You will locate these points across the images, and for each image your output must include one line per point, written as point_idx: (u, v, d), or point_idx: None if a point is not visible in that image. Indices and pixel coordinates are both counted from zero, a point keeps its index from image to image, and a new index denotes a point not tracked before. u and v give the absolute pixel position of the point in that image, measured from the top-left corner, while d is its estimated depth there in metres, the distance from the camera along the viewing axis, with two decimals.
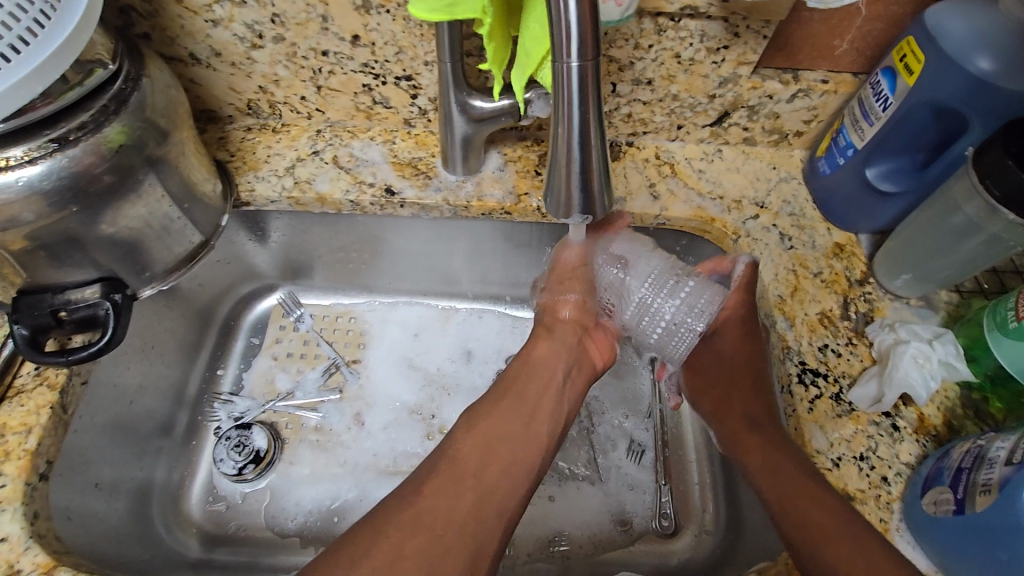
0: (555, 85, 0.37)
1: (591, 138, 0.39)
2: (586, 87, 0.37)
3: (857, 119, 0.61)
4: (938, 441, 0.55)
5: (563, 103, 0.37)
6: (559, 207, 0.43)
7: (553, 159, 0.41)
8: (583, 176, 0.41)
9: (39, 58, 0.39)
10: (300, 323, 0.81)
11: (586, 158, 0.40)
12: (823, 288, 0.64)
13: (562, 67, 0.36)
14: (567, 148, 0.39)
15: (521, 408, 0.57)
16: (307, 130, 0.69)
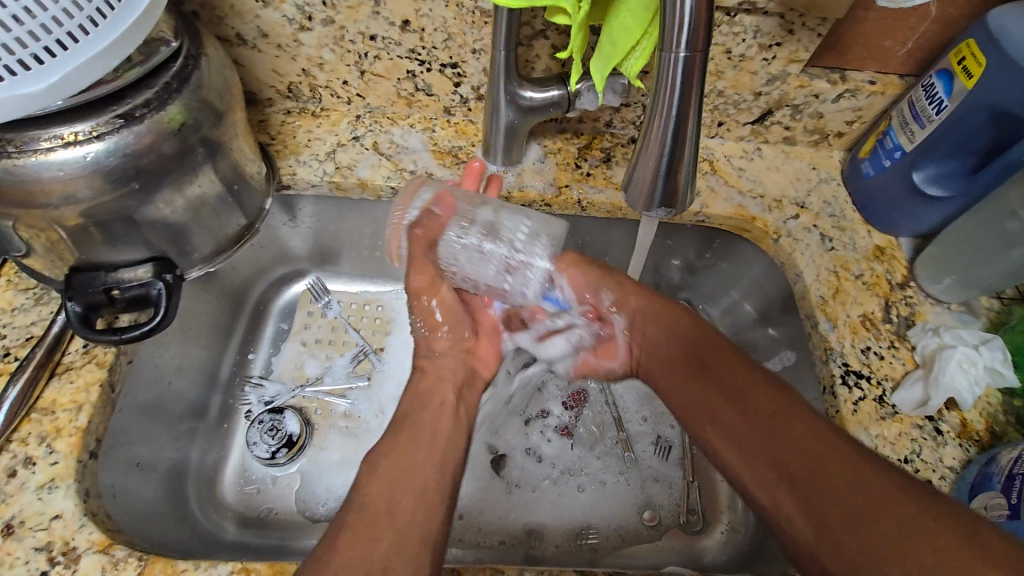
0: (655, 75, 0.36)
1: (686, 133, 0.38)
2: (690, 80, 0.36)
3: (906, 121, 0.60)
4: (980, 447, 0.55)
5: (662, 93, 0.37)
6: (637, 200, 0.43)
7: (640, 149, 0.40)
8: (670, 172, 0.40)
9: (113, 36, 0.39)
10: (328, 310, 0.81)
11: (677, 153, 0.39)
12: (865, 290, 0.63)
13: (666, 57, 0.35)
14: (660, 142, 0.38)
15: (422, 427, 0.55)
16: (346, 116, 0.68)
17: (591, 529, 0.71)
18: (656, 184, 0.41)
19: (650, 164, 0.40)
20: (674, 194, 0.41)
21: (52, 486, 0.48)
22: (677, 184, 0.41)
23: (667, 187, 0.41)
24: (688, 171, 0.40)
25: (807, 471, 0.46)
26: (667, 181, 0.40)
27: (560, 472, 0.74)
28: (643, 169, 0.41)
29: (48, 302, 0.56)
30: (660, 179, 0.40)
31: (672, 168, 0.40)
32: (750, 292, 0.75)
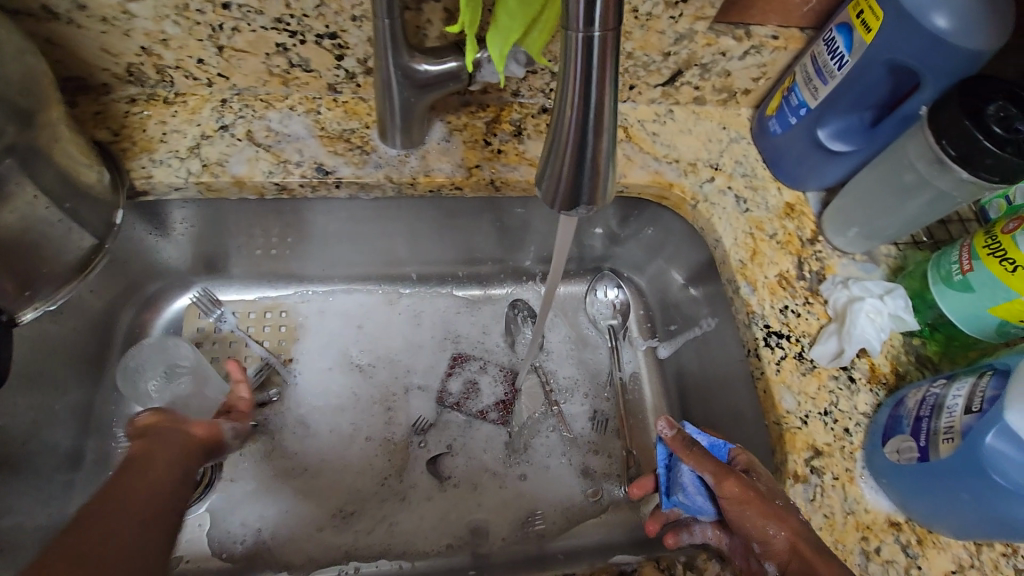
0: (562, 56, 0.32)
1: (604, 119, 0.34)
2: (603, 60, 0.32)
3: (809, 77, 0.60)
4: (888, 389, 0.58)
5: (573, 75, 0.32)
6: (555, 201, 0.38)
7: (552, 139, 0.36)
8: (590, 167, 0.36)
9: None
10: (222, 323, 0.72)
11: (595, 144, 0.35)
12: (779, 249, 0.64)
13: (573, 37, 0.31)
14: (573, 131, 0.34)
15: (148, 470, 0.47)
16: (209, 100, 0.58)
17: (535, 517, 0.70)
18: (575, 181, 0.36)
19: (565, 157, 0.36)
20: (596, 191, 0.37)
21: None
22: (599, 180, 0.36)
23: (586, 186, 0.37)
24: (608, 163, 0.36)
25: None
26: (588, 177, 0.36)
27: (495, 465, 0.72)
28: (559, 163, 0.36)
29: None
30: (578, 175, 0.36)
31: (590, 161, 0.35)
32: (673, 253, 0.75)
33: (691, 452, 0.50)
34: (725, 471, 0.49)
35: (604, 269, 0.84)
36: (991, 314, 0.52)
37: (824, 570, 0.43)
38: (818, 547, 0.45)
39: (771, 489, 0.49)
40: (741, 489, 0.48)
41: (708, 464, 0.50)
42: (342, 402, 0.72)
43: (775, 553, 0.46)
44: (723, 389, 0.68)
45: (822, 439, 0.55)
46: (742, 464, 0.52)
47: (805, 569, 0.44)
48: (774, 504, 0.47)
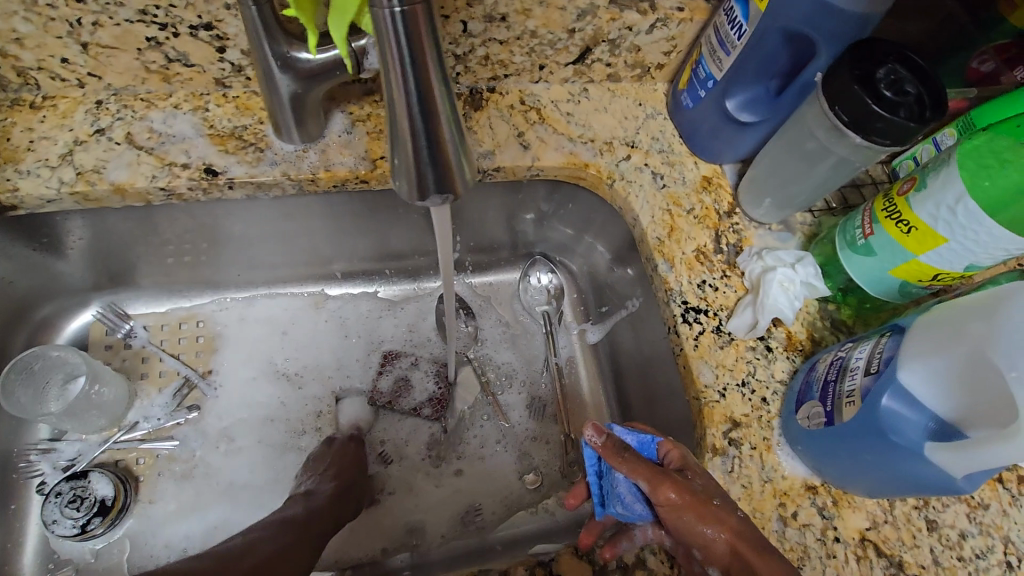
0: (377, 36, 0.32)
1: (436, 100, 0.35)
2: (417, 40, 0.32)
3: (714, 48, 0.59)
4: (804, 355, 0.59)
5: (392, 61, 0.33)
6: (410, 193, 0.39)
7: (393, 128, 0.36)
8: (433, 152, 0.36)
9: None
10: (132, 338, 0.69)
11: (432, 128, 0.35)
12: (696, 224, 0.64)
13: (380, 14, 0.31)
14: (407, 117, 0.35)
15: None
16: (82, 102, 0.54)
17: (473, 510, 0.70)
18: (422, 168, 0.37)
19: (407, 146, 0.36)
20: (447, 177, 0.38)
21: None
22: (447, 165, 0.37)
23: (435, 173, 0.37)
24: (452, 146, 0.37)
25: None
26: (435, 163, 0.37)
27: (430, 462, 0.72)
28: (403, 152, 0.37)
29: None
30: (424, 162, 0.36)
31: (433, 146, 0.36)
32: (599, 233, 0.75)
33: (623, 458, 0.49)
34: (657, 476, 0.48)
35: (536, 254, 0.83)
36: (892, 276, 0.54)
37: (765, 573, 0.43)
38: (760, 547, 0.45)
39: (706, 488, 0.48)
40: (677, 493, 0.47)
41: (641, 469, 0.49)
42: (270, 412, 0.70)
43: (716, 557, 0.46)
44: (651, 367, 0.69)
45: (740, 410, 0.56)
46: (677, 462, 0.51)
47: (748, 572, 0.44)
48: (710, 504, 0.46)
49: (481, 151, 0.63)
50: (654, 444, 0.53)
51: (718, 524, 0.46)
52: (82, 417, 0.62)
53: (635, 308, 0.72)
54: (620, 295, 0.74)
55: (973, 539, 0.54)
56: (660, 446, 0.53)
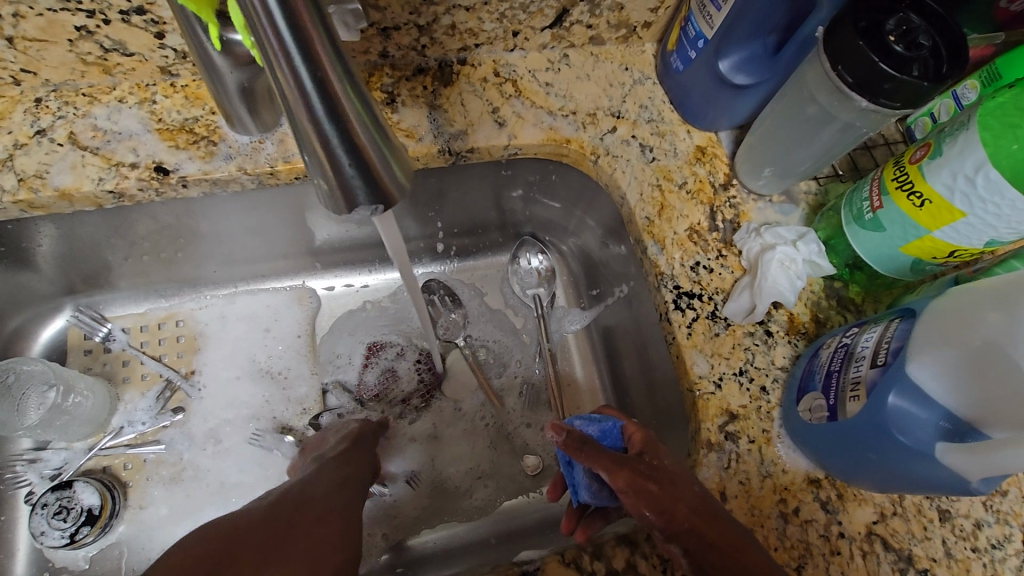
0: (257, 34, 0.30)
1: (339, 92, 0.32)
2: (302, 30, 0.30)
3: (704, 3, 0.53)
4: (807, 339, 0.55)
5: (278, 60, 0.30)
6: (340, 207, 0.36)
7: (301, 137, 0.34)
8: (352, 152, 0.33)
9: None
10: (112, 341, 0.67)
11: (345, 128, 0.33)
12: (689, 200, 0.59)
13: (254, 4, 0.29)
14: (312, 117, 0.32)
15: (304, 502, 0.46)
16: (21, 101, 0.51)
17: (471, 496, 0.69)
18: (345, 175, 0.34)
19: (321, 152, 0.33)
20: (373, 177, 0.35)
21: None
22: (372, 169, 0.34)
23: (356, 172, 0.34)
24: (372, 145, 0.34)
25: None
26: (356, 167, 0.34)
27: (423, 451, 0.71)
28: (318, 162, 0.34)
29: None
30: (344, 166, 0.34)
31: (350, 149, 0.33)
32: (589, 211, 0.70)
33: (583, 451, 0.46)
34: (616, 463, 0.45)
35: (525, 234, 0.79)
36: (903, 253, 0.49)
37: (719, 542, 0.41)
38: (717, 517, 0.42)
39: (666, 468, 0.45)
40: (635, 479, 0.44)
41: (601, 460, 0.46)
42: (256, 410, 0.68)
43: (675, 536, 0.42)
44: (644, 352, 0.65)
45: (737, 401, 0.52)
46: (638, 444, 0.49)
47: (704, 547, 0.41)
48: (666, 483, 0.44)
49: (453, 132, 0.59)
50: (619, 429, 0.52)
51: (676, 506, 0.42)
52: (58, 427, 0.60)
53: (627, 291, 0.68)
54: (613, 275, 0.71)
55: (989, 528, 0.50)
56: (623, 429, 0.51)
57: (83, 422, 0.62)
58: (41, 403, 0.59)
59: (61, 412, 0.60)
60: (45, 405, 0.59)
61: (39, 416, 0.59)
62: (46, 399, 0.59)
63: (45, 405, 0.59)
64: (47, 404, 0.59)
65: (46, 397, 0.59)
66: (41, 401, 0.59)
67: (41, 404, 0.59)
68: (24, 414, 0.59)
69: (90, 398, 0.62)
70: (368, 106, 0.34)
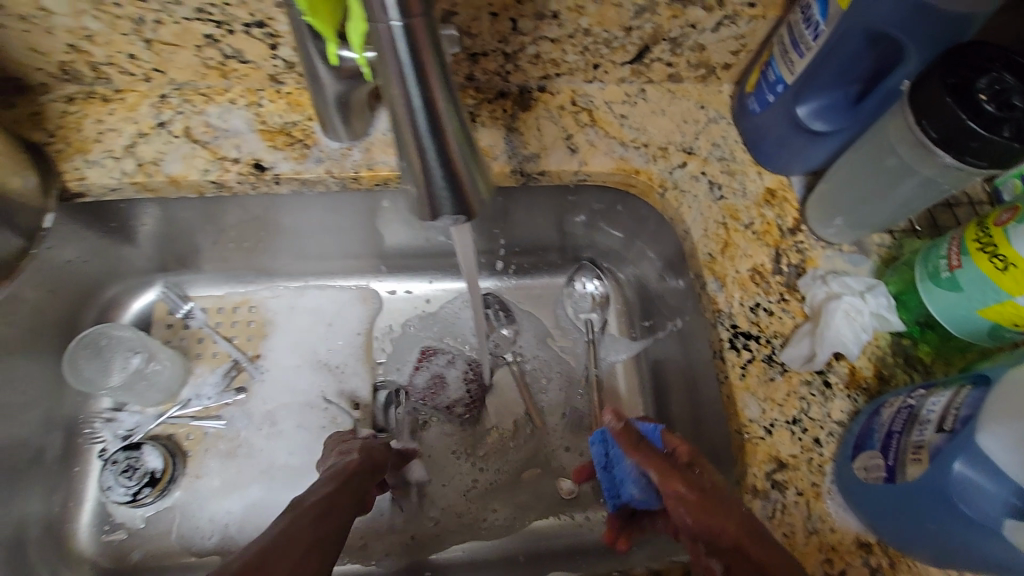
0: (379, 52, 0.32)
1: (443, 113, 0.35)
2: (420, 55, 0.32)
3: (786, 49, 0.54)
4: (868, 395, 0.53)
5: (394, 78, 0.33)
6: (425, 213, 0.39)
7: (401, 148, 0.37)
8: (444, 167, 0.36)
9: None
10: (191, 319, 0.72)
11: (443, 149, 0.36)
12: (755, 240, 0.59)
13: (381, 29, 0.31)
14: (415, 133, 0.35)
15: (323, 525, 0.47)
16: (149, 96, 0.57)
17: (504, 511, 0.70)
18: (434, 187, 0.37)
19: (417, 164, 0.36)
20: (460, 190, 0.37)
21: None
22: (460, 185, 0.37)
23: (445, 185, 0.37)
24: (464, 162, 0.37)
25: None
26: (446, 180, 0.37)
27: (462, 461, 0.72)
28: (413, 171, 0.37)
29: None
30: (436, 181, 0.37)
31: (444, 166, 0.36)
32: (650, 243, 0.71)
33: (637, 446, 0.47)
34: (668, 469, 0.45)
35: (584, 259, 0.80)
36: (980, 317, 0.47)
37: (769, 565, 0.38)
38: (763, 538, 0.40)
39: (712, 481, 0.45)
40: (686, 488, 0.44)
41: (654, 461, 0.46)
42: (310, 399, 0.71)
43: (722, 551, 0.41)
44: (693, 389, 0.64)
45: (787, 450, 0.51)
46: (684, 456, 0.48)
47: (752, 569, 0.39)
48: (716, 497, 0.43)
49: (527, 154, 0.61)
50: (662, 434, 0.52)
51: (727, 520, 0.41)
52: (136, 391, 0.65)
53: (682, 327, 0.67)
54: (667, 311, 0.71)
55: None
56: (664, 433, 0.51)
57: (159, 390, 0.67)
58: (128, 367, 0.65)
59: (144, 378, 0.65)
60: (132, 370, 0.65)
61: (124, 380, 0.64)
62: (132, 364, 0.65)
63: (133, 370, 0.65)
64: (133, 370, 0.65)
65: (132, 362, 0.65)
66: (127, 366, 0.65)
67: (128, 368, 0.64)
68: (109, 375, 0.64)
69: (169, 369, 0.67)
70: (467, 128, 0.36)
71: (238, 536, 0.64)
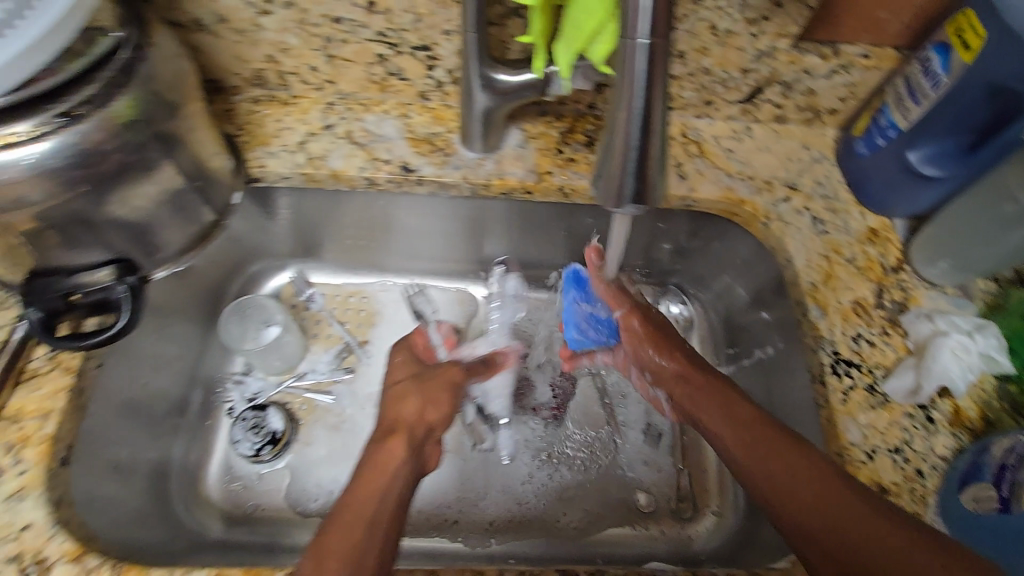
0: (619, 62, 0.36)
1: (654, 119, 0.38)
2: (651, 67, 0.36)
3: (901, 97, 0.57)
4: (973, 435, 0.53)
5: (624, 82, 0.36)
6: (608, 203, 0.41)
7: (606, 146, 0.40)
8: (640, 165, 0.39)
9: (24, 41, 0.36)
10: (312, 302, 0.80)
11: (645, 150, 0.38)
12: (857, 275, 0.61)
13: (629, 44, 0.35)
14: (625, 131, 0.38)
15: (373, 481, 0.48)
16: (317, 103, 0.66)
17: (580, 515, 0.72)
18: (626, 181, 0.39)
19: (617, 158, 0.39)
20: (647, 188, 0.39)
21: (21, 495, 0.46)
22: (649, 182, 0.39)
23: (637, 180, 0.39)
24: (657, 163, 0.39)
25: (823, 521, 0.44)
26: (637, 178, 0.39)
27: (545, 462, 0.74)
28: (610, 165, 0.39)
29: (12, 306, 0.54)
30: (629, 175, 0.39)
31: (642, 162, 0.38)
32: (742, 274, 0.74)
33: (621, 296, 0.69)
34: (634, 310, 0.68)
35: (669, 284, 0.83)
36: None
37: (747, 414, 0.54)
38: (742, 399, 0.56)
39: (690, 353, 0.64)
40: (638, 324, 0.67)
41: (622, 301, 0.68)
42: None
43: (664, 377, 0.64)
44: (783, 416, 0.66)
45: (889, 477, 0.52)
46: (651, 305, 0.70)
47: (740, 413, 0.54)
48: (697, 366, 0.62)
49: None
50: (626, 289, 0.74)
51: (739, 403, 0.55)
52: (268, 358, 0.73)
53: (773, 355, 0.69)
54: (754, 339, 0.73)
55: None
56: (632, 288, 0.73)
57: (282, 361, 0.74)
58: (265, 337, 0.74)
59: (275, 349, 0.73)
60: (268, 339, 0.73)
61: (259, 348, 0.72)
62: (269, 335, 0.74)
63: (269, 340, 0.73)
64: (269, 340, 0.73)
65: (269, 334, 0.74)
66: (264, 335, 0.74)
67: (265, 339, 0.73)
68: (248, 342, 0.73)
69: (295, 344, 0.75)
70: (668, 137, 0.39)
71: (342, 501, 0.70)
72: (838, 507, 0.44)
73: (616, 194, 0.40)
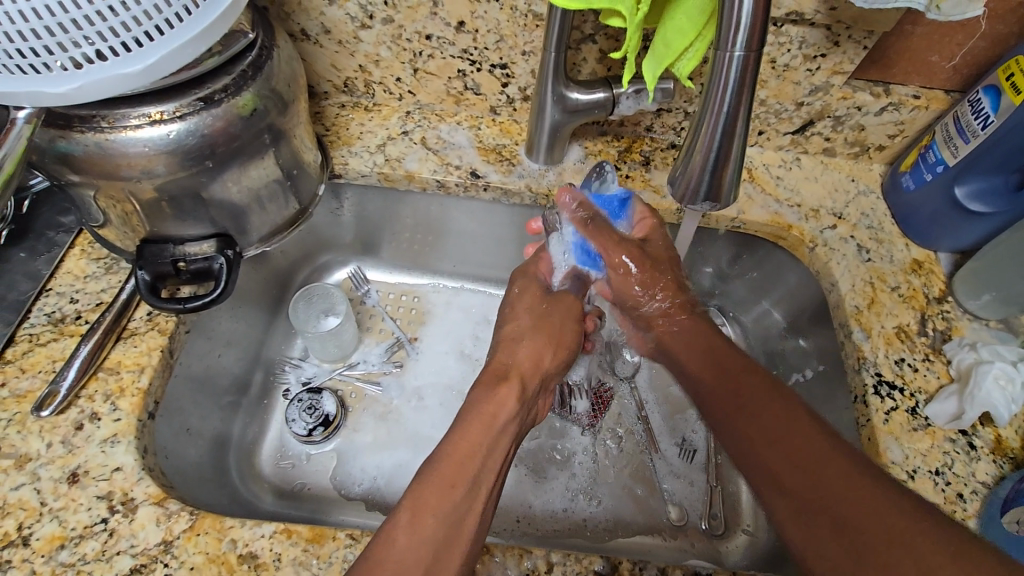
0: (711, 72, 0.42)
1: (738, 127, 0.44)
2: (743, 79, 0.41)
3: (950, 135, 0.60)
4: (1014, 464, 0.54)
5: (718, 93, 0.42)
6: (683, 197, 0.49)
7: (688, 152, 0.47)
8: (717, 167, 0.46)
9: (190, 33, 0.41)
10: (367, 297, 0.85)
11: (724, 148, 0.44)
12: (901, 303, 0.63)
13: (723, 56, 0.40)
14: (710, 136, 0.44)
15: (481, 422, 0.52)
16: (397, 111, 0.72)
17: (609, 519, 0.73)
18: (701, 182, 0.47)
19: (697, 162, 0.46)
20: (718, 186, 0.47)
21: (115, 440, 0.51)
22: (721, 181, 0.47)
23: (712, 181, 0.47)
24: (732, 167, 0.46)
25: (797, 462, 0.46)
26: (711, 179, 0.46)
27: (580, 467, 0.75)
28: (691, 165, 0.47)
29: (117, 272, 0.60)
30: (706, 176, 0.46)
31: (719, 164, 0.45)
32: (781, 300, 0.76)
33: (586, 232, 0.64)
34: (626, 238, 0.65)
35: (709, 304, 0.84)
36: None
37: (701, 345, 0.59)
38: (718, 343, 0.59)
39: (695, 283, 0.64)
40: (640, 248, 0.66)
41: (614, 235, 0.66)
42: (453, 382, 0.79)
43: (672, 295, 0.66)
44: None
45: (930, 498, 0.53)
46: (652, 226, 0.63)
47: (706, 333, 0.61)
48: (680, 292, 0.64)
49: None
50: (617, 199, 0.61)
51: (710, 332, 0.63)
52: (326, 346, 0.78)
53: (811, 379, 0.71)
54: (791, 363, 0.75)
55: None
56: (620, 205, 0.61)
57: (339, 348, 0.79)
58: (326, 325, 0.78)
59: (334, 337, 0.78)
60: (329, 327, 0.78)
61: (320, 334, 0.77)
62: (330, 323, 0.78)
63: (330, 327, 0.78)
64: (329, 330, 0.78)
65: (330, 322, 0.78)
66: (326, 323, 0.78)
67: (325, 327, 0.78)
68: (310, 328, 0.78)
69: (352, 334, 0.79)
70: (745, 145, 0.45)
71: (384, 488, 0.72)
72: (824, 457, 0.44)
73: (690, 191, 0.48)
